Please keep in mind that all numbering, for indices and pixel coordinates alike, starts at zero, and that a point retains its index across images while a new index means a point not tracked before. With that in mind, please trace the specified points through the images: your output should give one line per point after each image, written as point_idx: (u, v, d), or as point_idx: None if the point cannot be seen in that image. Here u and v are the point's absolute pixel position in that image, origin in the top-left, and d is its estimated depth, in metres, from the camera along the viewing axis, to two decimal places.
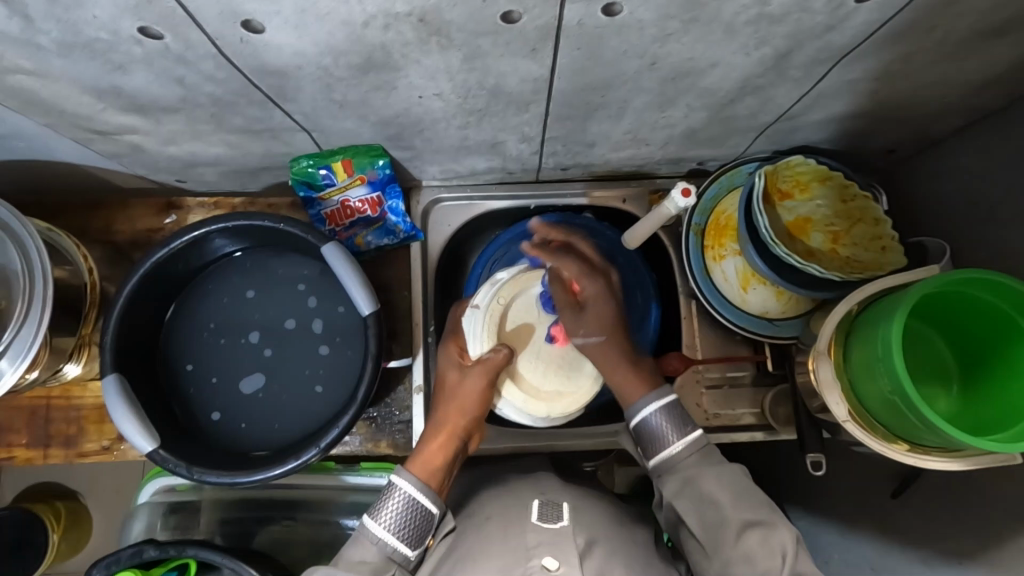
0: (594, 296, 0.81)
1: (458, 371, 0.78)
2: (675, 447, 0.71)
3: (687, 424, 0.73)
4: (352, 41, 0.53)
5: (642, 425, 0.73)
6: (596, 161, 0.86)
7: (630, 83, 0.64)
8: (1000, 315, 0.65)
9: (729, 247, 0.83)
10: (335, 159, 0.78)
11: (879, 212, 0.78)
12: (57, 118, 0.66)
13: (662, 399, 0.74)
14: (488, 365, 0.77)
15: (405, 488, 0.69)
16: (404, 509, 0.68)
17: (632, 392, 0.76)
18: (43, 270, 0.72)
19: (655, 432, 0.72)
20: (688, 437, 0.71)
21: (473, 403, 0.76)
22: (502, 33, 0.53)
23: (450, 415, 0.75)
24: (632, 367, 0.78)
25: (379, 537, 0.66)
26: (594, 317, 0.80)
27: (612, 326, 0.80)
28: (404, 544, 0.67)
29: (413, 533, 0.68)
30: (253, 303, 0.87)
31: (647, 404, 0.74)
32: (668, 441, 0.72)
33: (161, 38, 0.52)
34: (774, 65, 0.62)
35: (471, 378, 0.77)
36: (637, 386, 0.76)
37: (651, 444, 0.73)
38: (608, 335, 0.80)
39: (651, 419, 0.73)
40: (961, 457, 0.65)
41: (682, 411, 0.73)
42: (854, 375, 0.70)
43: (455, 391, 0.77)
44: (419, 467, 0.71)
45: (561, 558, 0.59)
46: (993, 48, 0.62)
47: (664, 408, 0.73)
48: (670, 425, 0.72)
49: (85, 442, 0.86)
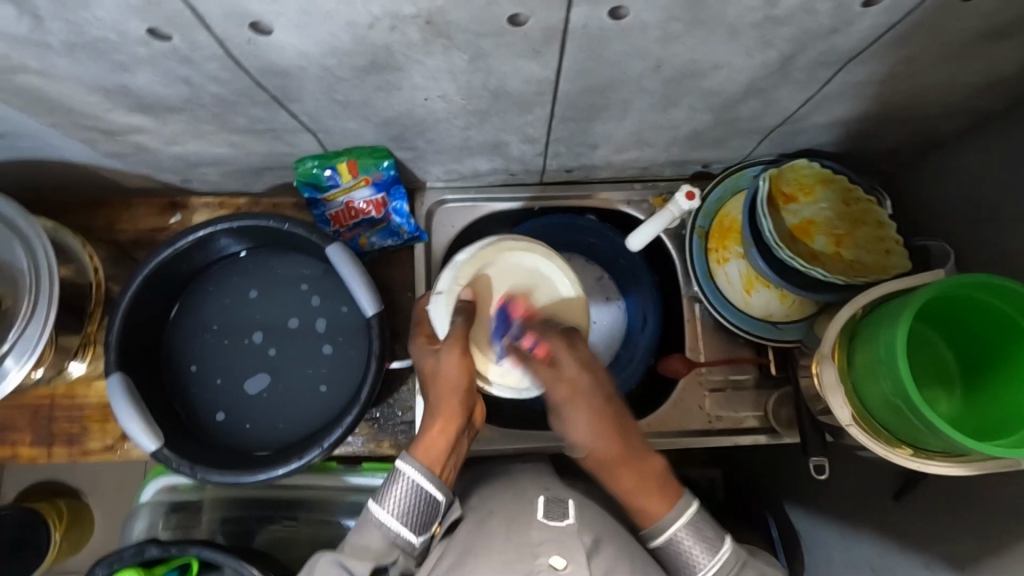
0: (568, 406, 0.70)
1: (435, 357, 0.75)
2: (708, 572, 0.65)
3: (715, 541, 0.66)
4: (358, 42, 0.53)
5: (669, 547, 0.67)
6: (599, 163, 0.86)
7: (634, 86, 0.64)
8: (1003, 318, 0.65)
9: (733, 249, 0.84)
10: (339, 160, 0.78)
11: (884, 215, 0.79)
12: (63, 117, 0.66)
13: (686, 513, 0.67)
14: (458, 340, 0.74)
15: (412, 476, 0.68)
16: (408, 497, 0.67)
17: (641, 500, 0.69)
18: (49, 269, 0.72)
19: (680, 557, 0.66)
20: (721, 555, 0.65)
21: (459, 380, 0.74)
22: (507, 34, 0.53)
23: (443, 399, 0.74)
24: (638, 477, 0.69)
25: (383, 522, 0.67)
26: (573, 422, 0.70)
27: (595, 422, 0.70)
28: (407, 530, 0.67)
29: (418, 520, 0.67)
30: (255, 303, 0.87)
31: (671, 522, 0.67)
32: (697, 566, 0.65)
33: (168, 38, 0.52)
34: (778, 68, 0.62)
35: (450, 360, 0.74)
36: (650, 493, 0.69)
37: (673, 565, 0.67)
38: (592, 447, 0.70)
39: (673, 542, 0.66)
40: (966, 462, 0.65)
41: (709, 525, 0.67)
42: (858, 379, 0.70)
43: (439, 376, 0.74)
44: (423, 453, 0.70)
45: (569, 557, 0.59)
46: (998, 51, 0.62)
47: (691, 524, 0.67)
48: (698, 547, 0.66)
49: (89, 441, 0.86)
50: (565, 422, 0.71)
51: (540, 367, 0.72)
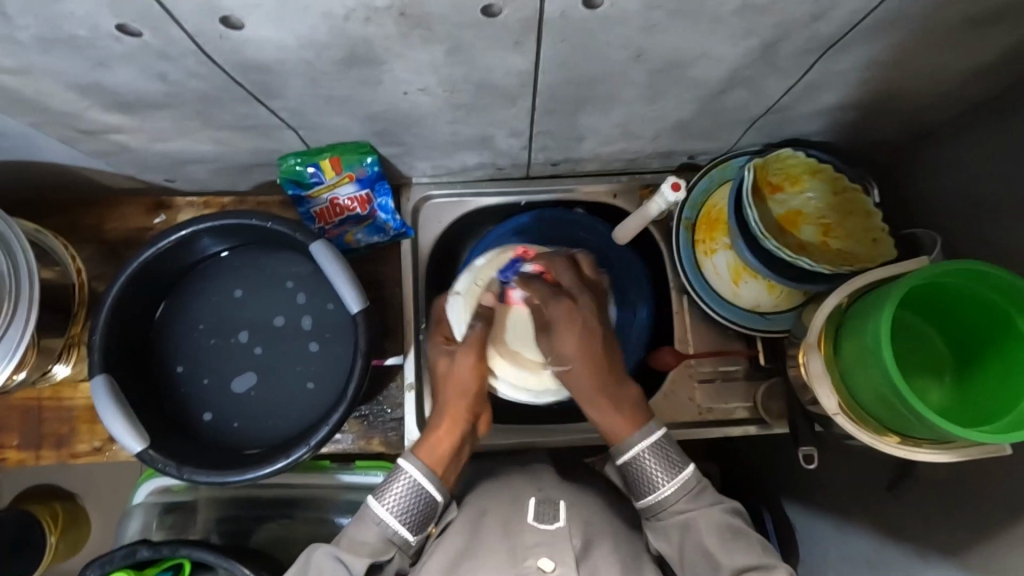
0: (560, 321, 0.73)
1: (447, 358, 0.77)
2: (665, 490, 0.67)
3: (679, 463, 0.68)
4: (335, 35, 0.53)
5: (631, 463, 0.68)
6: (586, 156, 0.86)
7: (617, 76, 0.64)
8: (993, 306, 0.64)
9: (721, 240, 0.83)
10: (323, 156, 0.78)
11: (870, 204, 0.79)
12: (42, 116, 0.66)
13: (650, 437, 0.69)
14: (473, 343, 0.77)
15: (412, 474, 0.68)
16: (407, 494, 0.67)
17: (614, 418, 0.71)
18: (30, 267, 0.72)
19: (641, 475, 0.68)
20: (680, 476, 0.67)
21: (470, 384, 0.75)
22: (486, 25, 0.53)
23: (452, 401, 0.74)
24: (612, 398, 0.71)
25: (381, 518, 0.66)
26: (563, 338, 0.73)
27: (582, 343, 0.72)
28: (405, 528, 0.67)
29: (415, 518, 0.67)
30: (241, 302, 0.87)
31: (637, 442, 0.68)
32: (656, 485, 0.67)
33: (141, 33, 0.52)
34: (761, 56, 0.62)
35: (465, 360, 0.76)
36: (621, 413, 0.71)
37: (637, 484, 0.69)
38: (573, 362, 0.72)
39: (637, 459, 0.68)
40: (953, 448, 0.65)
41: (672, 447, 0.69)
42: (844, 367, 0.70)
43: (449, 377, 0.76)
44: (427, 452, 0.70)
45: (557, 560, 0.60)
46: (981, 36, 0.62)
47: (655, 446, 0.68)
48: (660, 468, 0.68)
49: (77, 443, 0.86)
50: (554, 338, 0.73)
51: (547, 288, 0.76)
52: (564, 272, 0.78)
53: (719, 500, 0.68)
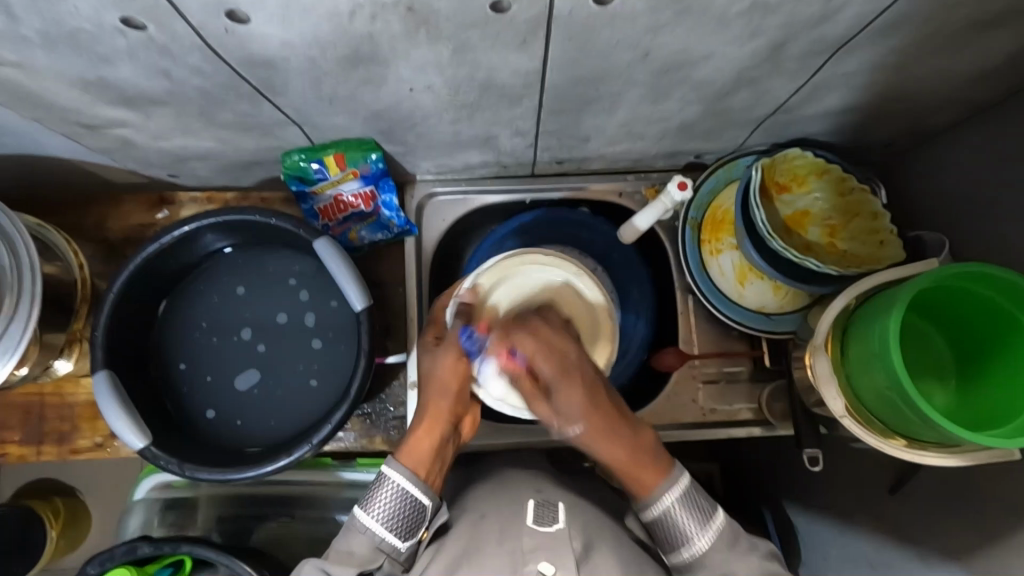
0: (561, 381, 0.66)
1: (430, 356, 0.76)
2: (699, 542, 0.64)
3: (710, 510, 0.66)
4: (339, 33, 0.52)
5: (658, 517, 0.66)
6: (591, 155, 0.85)
7: (623, 76, 0.63)
8: (998, 309, 0.64)
9: (727, 241, 0.83)
10: (327, 152, 0.77)
11: (877, 205, 0.78)
12: (44, 111, 0.65)
13: (679, 483, 0.67)
14: (454, 341, 0.75)
15: (397, 480, 0.67)
16: (394, 502, 0.67)
17: (636, 470, 0.67)
18: (31, 264, 0.71)
19: (672, 529, 0.65)
20: (713, 523, 0.65)
21: (451, 381, 0.74)
22: (492, 23, 0.52)
23: (433, 399, 0.74)
24: (632, 451, 0.67)
25: (368, 527, 0.66)
26: (568, 399, 0.66)
27: (589, 398, 0.67)
28: (394, 536, 0.66)
29: (404, 525, 0.67)
30: (244, 300, 0.87)
31: (664, 494, 0.66)
32: (691, 538, 0.65)
33: (145, 29, 0.51)
34: (769, 56, 0.61)
35: (444, 357, 0.74)
36: (644, 467, 0.67)
37: (668, 538, 0.66)
38: (585, 421, 0.66)
39: (667, 514, 0.65)
40: (959, 451, 0.65)
41: (701, 493, 0.67)
42: (851, 370, 0.69)
43: (431, 375, 0.75)
44: (410, 455, 0.69)
45: (557, 563, 0.59)
46: (991, 39, 0.61)
47: (682, 495, 0.66)
48: (692, 520, 0.65)
49: (79, 439, 0.85)
50: (558, 402, 0.67)
51: (533, 342, 0.67)
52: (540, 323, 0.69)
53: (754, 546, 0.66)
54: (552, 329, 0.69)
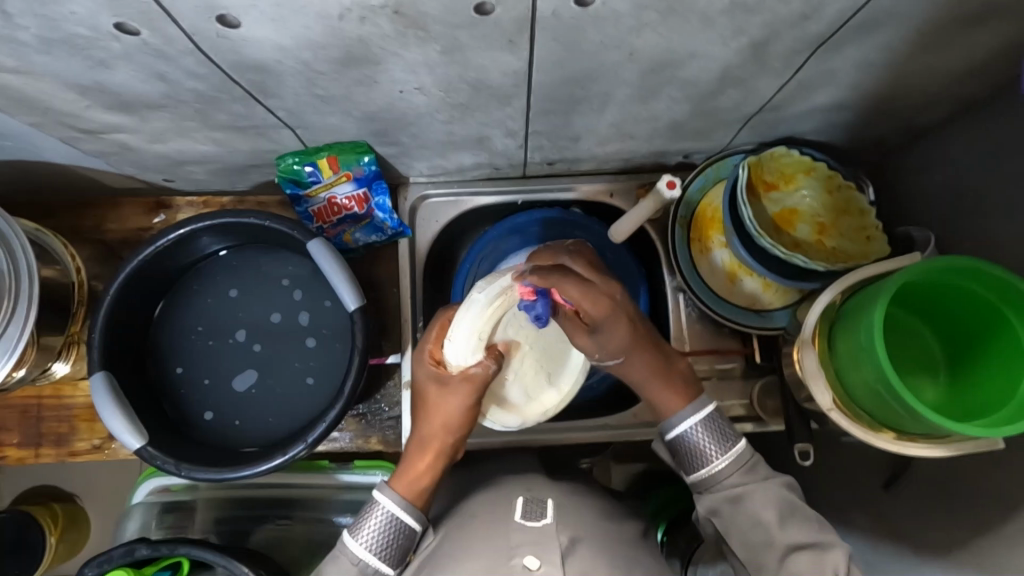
0: (610, 319, 0.69)
1: (437, 385, 0.71)
2: (720, 464, 0.68)
3: (731, 437, 0.69)
4: (329, 35, 0.54)
5: (681, 439, 0.70)
6: (582, 155, 0.86)
7: (610, 75, 0.64)
8: (984, 303, 0.65)
9: (717, 239, 0.86)
10: (321, 156, 0.78)
11: (864, 202, 0.79)
12: (43, 115, 0.66)
13: (702, 411, 0.70)
14: (472, 382, 0.70)
15: (387, 506, 0.67)
16: (384, 529, 0.66)
17: (666, 394, 0.72)
18: (29, 266, 0.72)
19: (693, 449, 0.69)
20: (733, 450, 0.68)
21: (458, 420, 0.71)
22: (479, 24, 0.54)
23: (434, 432, 0.71)
24: (667, 376, 0.72)
25: (359, 558, 0.65)
26: (614, 336, 0.70)
27: (632, 335, 0.71)
28: (385, 565, 0.66)
29: (395, 551, 0.66)
30: (237, 302, 0.87)
31: (687, 420, 0.70)
32: (710, 458, 0.68)
33: (139, 33, 0.52)
34: (752, 55, 0.63)
35: (456, 394, 0.70)
36: (676, 389, 0.72)
37: (687, 459, 0.70)
38: (630, 353, 0.71)
39: (687, 437, 0.69)
40: (948, 441, 0.65)
41: (724, 421, 0.70)
42: (840, 364, 0.70)
43: (437, 406, 0.71)
44: (404, 485, 0.69)
45: (543, 558, 0.60)
46: (970, 37, 0.62)
47: (704, 422, 0.70)
48: (712, 441, 0.69)
49: (77, 441, 0.86)
50: (603, 334, 0.70)
51: (580, 288, 0.67)
52: (575, 270, 0.70)
53: (773, 475, 0.69)
54: (591, 274, 0.70)
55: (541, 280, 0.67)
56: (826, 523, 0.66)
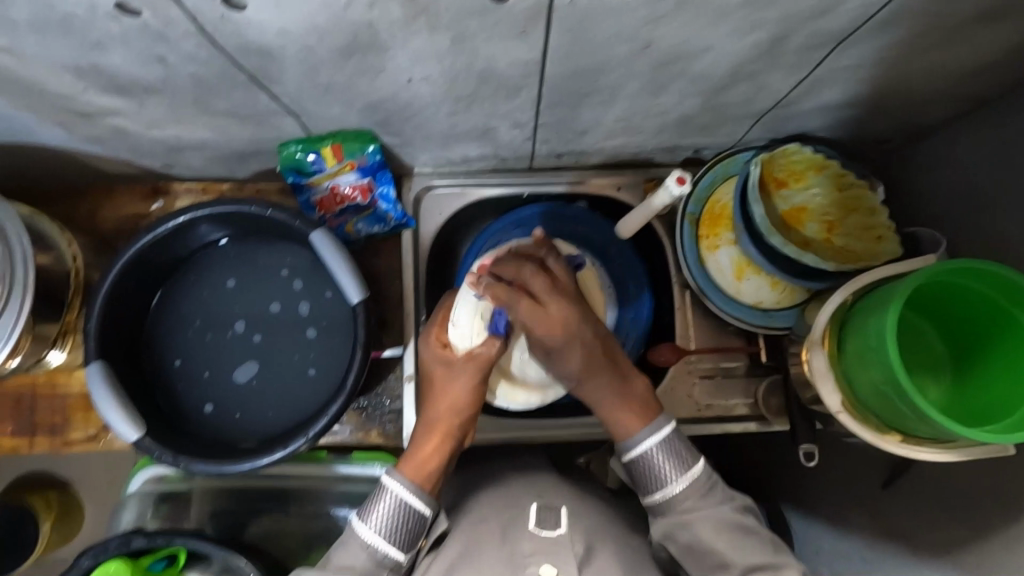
0: (562, 341, 0.71)
1: (445, 368, 0.73)
2: (676, 486, 0.67)
3: (690, 458, 0.68)
4: (336, 21, 0.52)
5: (638, 459, 0.68)
6: (589, 149, 0.85)
7: (622, 68, 0.63)
8: (992, 305, 0.64)
9: (724, 236, 0.83)
10: (324, 143, 0.76)
11: (875, 201, 0.78)
12: (36, 98, 0.65)
13: (660, 432, 0.68)
14: (477, 363, 0.73)
15: (396, 490, 0.65)
16: (394, 514, 0.64)
17: (621, 415, 0.71)
18: (23, 253, 0.71)
19: (650, 471, 0.68)
20: (690, 472, 0.67)
21: (465, 403, 0.72)
22: (490, 13, 0.52)
23: (443, 414, 0.71)
24: (624, 397, 0.71)
25: (368, 542, 0.63)
26: (570, 357, 0.72)
27: (590, 355, 0.72)
28: (394, 549, 0.64)
29: (404, 537, 0.64)
30: (235, 293, 0.86)
31: (643, 439, 0.68)
32: (666, 481, 0.67)
33: (139, 14, 0.50)
34: (768, 50, 0.61)
35: (462, 376, 0.73)
36: (634, 410, 0.71)
37: (644, 480, 0.69)
38: (585, 373, 0.72)
39: (644, 457, 0.68)
40: (955, 447, 0.65)
41: (682, 443, 0.69)
42: (847, 366, 0.70)
43: (444, 390, 0.72)
44: (412, 468, 0.67)
45: (559, 565, 0.59)
46: (991, 34, 0.61)
47: (663, 442, 0.68)
48: (670, 463, 0.67)
49: (71, 431, 0.85)
50: (559, 354, 0.72)
51: (533, 308, 0.70)
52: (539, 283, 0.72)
53: (730, 498, 0.67)
54: (552, 293, 0.71)
55: (496, 295, 0.72)
56: (782, 543, 0.65)
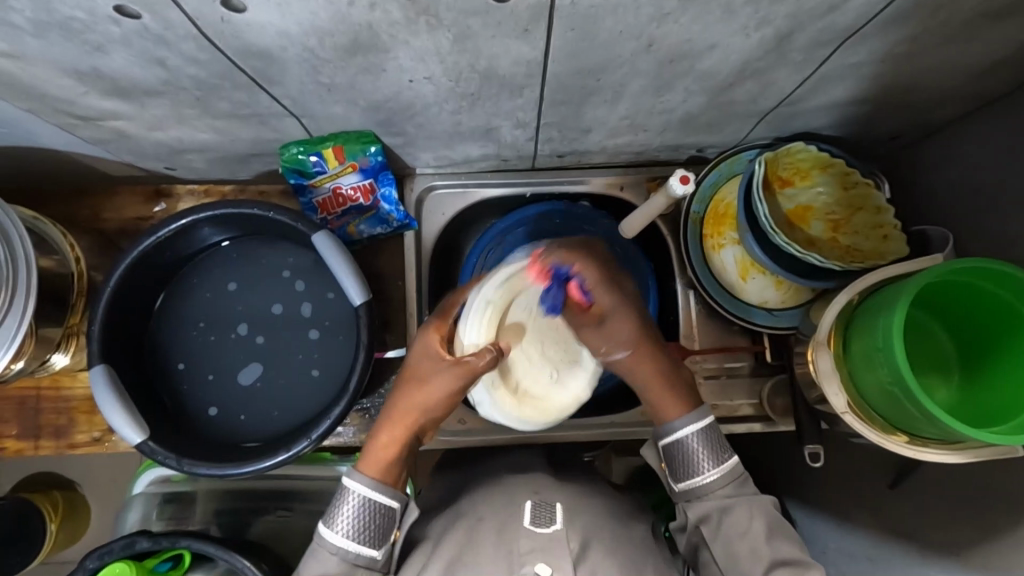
0: (613, 309, 0.73)
1: (431, 362, 0.70)
2: (710, 475, 0.67)
3: (726, 450, 0.69)
4: (338, 21, 0.52)
5: (676, 445, 0.69)
6: (592, 149, 0.84)
7: (626, 67, 0.63)
8: (1002, 305, 0.63)
9: (729, 235, 0.82)
10: (326, 145, 0.76)
11: (881, 200, 0.77)
12: (38, 101, 0.65)
13: (700, 421, 0.69)
14: (463, 369, 0.67)
15: (359, 491, 0.66)
16: (359, 514, 0.65)
17: (662, 397, 0.72)
18: (26, 256, 0.71)
19: (687, 457, 0.68)
20: (725, 464, 0.68)
21: (438, 403, 0.69)
22: (493, 12, 0.52)
23: (412, 409, 0.70)
24: (668, 381, 0.73)
25: (338, 546, 0.64)
26: (618, 326, 0.73)
27: (637, 331, 0.73)
28: (366, 547, 0.65)
29: (373, 533, 0.65)
30: (236, 295, 0.86)
31: (684, 425, 0.69)
32: (700, 469, 0.68)
33: (139, 17, 0.50)
34: (774, 47, 0.61)
35: (442, 376, 0.68)
36: (675, 397, 0.71)
37: (679, 466, 0.69)
38: (633, 348, 0.73)
39: (683, 443, 0.69)
40: (963, 449, 0.64)
41: (719, 435, 0.69)
42: (854, 367, 0.69)
43: (421, 384, 0.70)
44: (374, 462, 0.68)
45: (553, 564, 0.60)
46: (1000, 30, 0.60)
47: (702, 431, 0.69)
48: (705, 452, 0.68)
49: (76, 433, 0.85)
50: (608, 324, 0.72)
51: (598, 275, 0.72)
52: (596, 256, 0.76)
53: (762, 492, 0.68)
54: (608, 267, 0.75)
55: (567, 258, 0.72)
56: (785, 539, 0.65)
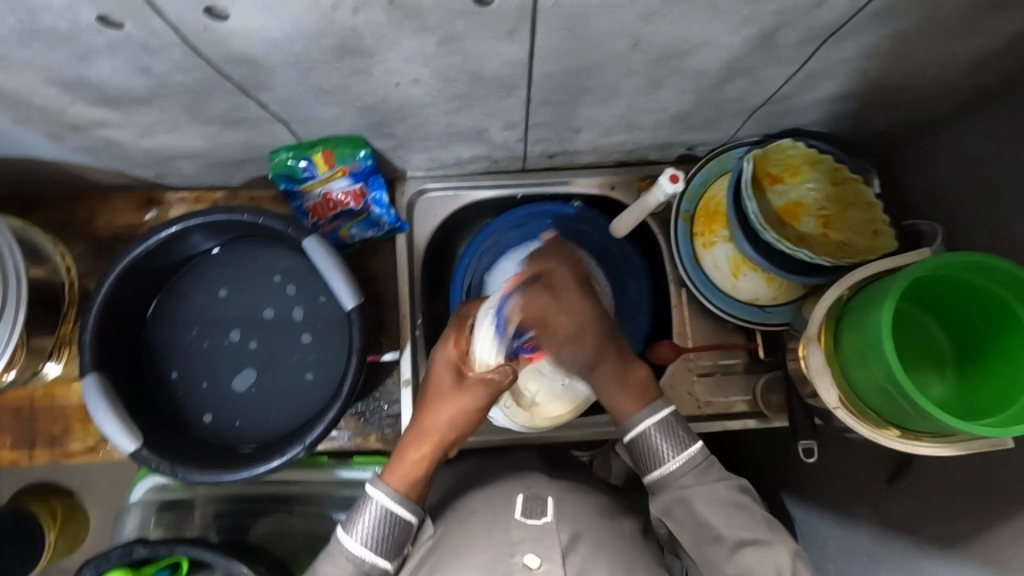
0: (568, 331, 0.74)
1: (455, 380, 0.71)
2: (672, 464, 0.68)
3: (684, 438, 0.68)
4: (324, 26, 0.52)
5: (636, 438, 0.69)
6: (582, 148, 0.85)
7: (614, 67, 0.63)
8: (995, 299, 0.63)
9: (720, 232, 0.82)
10: (315, 150, 0.76)
11: (871, 195, 0.77)
12: (25, 111, 0.64)
13: (656, 413, 0.69)
14: (488, 386, 0.71)
15: (381, 500, 0.66)
16: (378, 524, 0.65)
17: (621, 394, 0.72)
18: (16, 267, 0.71)
19: (648, 449, 0.69)
20: (687, 452, 0.68)
21: (466, 417, 0.71)
22: (478, 15, 0.52)
23: (438, 425, 0.70)
24: (623, 383, 0.72)
25: (355, 554, 0.64)
26: (570, 351, 0.74)
27: (592, 343, 0.74)
28: (381, 558, 0.65)
29: (389, 545, 0.66)
30: (227, 301, 0.86)
31: (642, 419, 0.69)
32: (663, 458, 0.68)
33: (122, 25, 0.50)
34: (760, 45, 0.61)
35: (470, 391, 0.71)
36: (633, 393, 0.71)
37: (642, 457, 0.69)
38: (595, 358, 0.73)
39: (642, 435, 0.69)
40: (952, 442, 0.65)
41: (680, 425, 0.69)
42: (845, 362, 0.69)
43: (446, 399, 0.71)
44: (398, 476, 0.67)
45: (543, 555, 0.59)
46: (985, 25, 0.61)
47: (658, 422, 0.69)
48: (667, 442, 0.68)
49: (71, 442, 0.85)
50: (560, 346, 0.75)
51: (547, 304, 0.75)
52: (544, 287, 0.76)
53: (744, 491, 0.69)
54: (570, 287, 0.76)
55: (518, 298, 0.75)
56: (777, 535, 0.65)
